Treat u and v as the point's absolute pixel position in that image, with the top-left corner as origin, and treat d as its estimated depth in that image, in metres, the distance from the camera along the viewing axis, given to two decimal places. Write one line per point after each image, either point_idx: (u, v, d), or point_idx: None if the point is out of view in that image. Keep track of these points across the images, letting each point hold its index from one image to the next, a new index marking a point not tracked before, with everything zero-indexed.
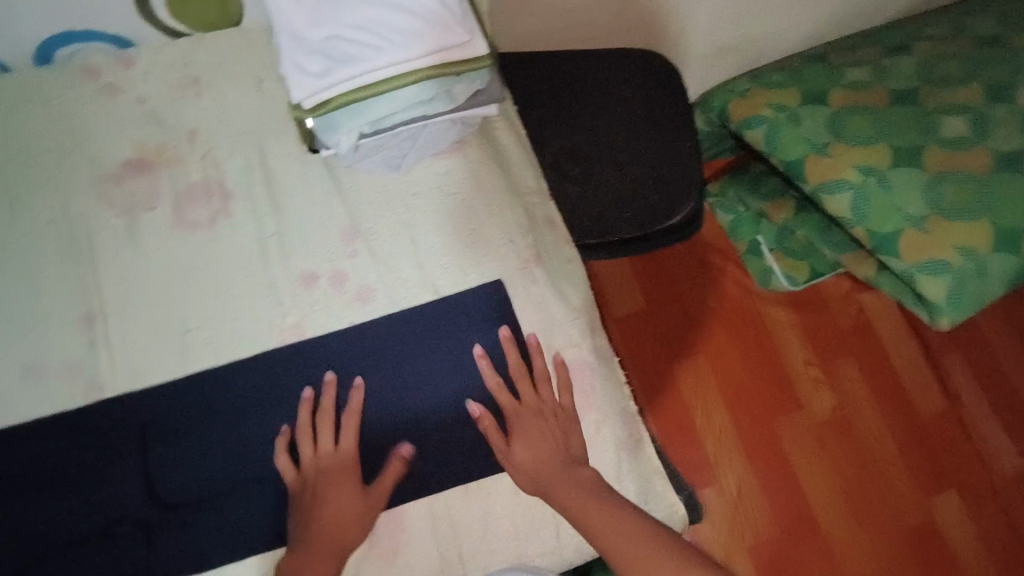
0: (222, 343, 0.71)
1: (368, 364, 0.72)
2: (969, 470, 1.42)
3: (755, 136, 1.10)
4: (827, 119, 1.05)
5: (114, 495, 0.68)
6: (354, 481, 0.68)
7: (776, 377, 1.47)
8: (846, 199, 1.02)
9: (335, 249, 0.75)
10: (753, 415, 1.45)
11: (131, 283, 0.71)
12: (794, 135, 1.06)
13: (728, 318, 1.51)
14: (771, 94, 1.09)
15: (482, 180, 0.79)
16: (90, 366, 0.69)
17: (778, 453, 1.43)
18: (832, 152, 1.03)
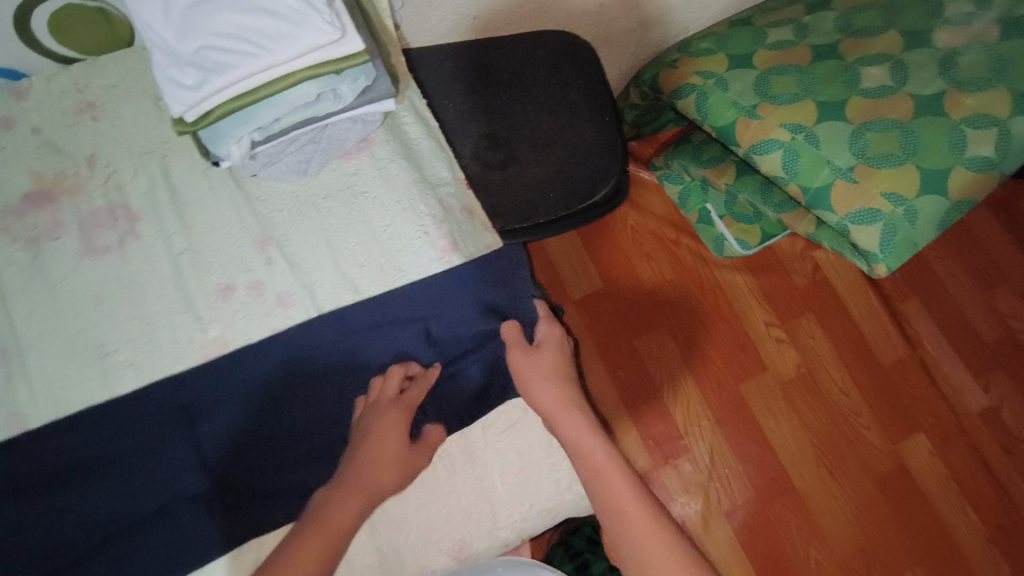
0: (144, 363, 0.70)
1: (296, 370, 0.72)
2: (936, 413, 1.45)
3: (687, 104, 1.11)
4: (752, 81, 1.05)
5: (15, 539, 0.64)
6: (401, 427, 0.69)
7: (738, 343, 1.49)
8: (778, 158, 1.04)
9: (249, 259, 0.75)
10: (719, 382, 1.46)
11: (43, 315, 0.70)
12: (723, 101, 1.06)
13: (686, 288, 1.52)
14: (697, 61, 1.09)
15: (393, 177, 0.79)
16: (9, 399, 0.67)
17: (746, 416, 1.44)
18: (761, 114, 1.04)
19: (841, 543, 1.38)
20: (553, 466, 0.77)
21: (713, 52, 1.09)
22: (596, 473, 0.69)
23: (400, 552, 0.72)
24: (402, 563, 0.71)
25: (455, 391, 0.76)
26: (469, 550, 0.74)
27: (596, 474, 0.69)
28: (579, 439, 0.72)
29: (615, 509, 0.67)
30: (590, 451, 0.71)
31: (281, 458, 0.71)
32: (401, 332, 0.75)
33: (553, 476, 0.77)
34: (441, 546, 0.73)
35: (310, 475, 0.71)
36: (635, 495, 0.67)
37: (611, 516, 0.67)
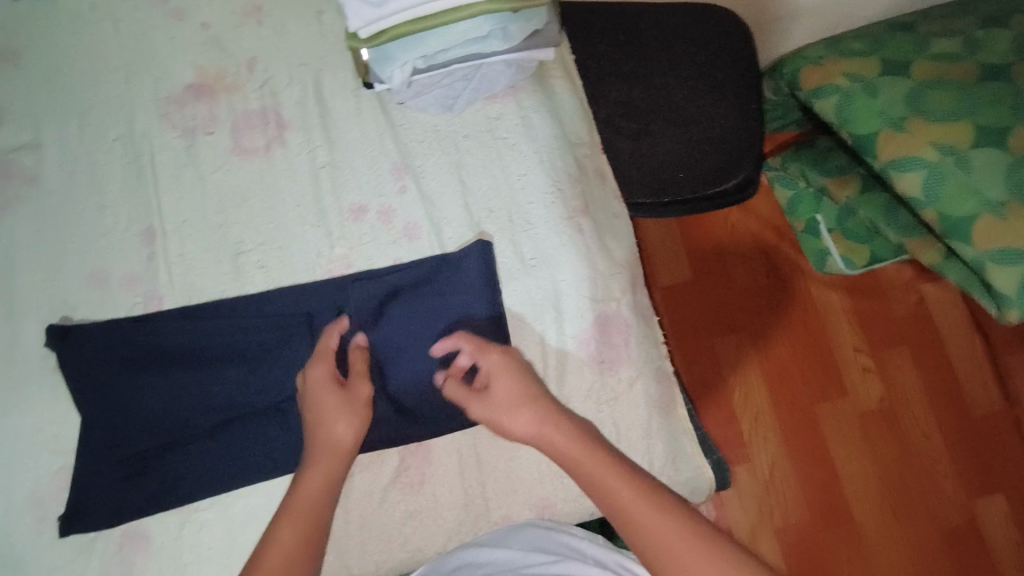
0: (273, 267, 0.72)
1: (398, 304, 0.71)
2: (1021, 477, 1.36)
3: (825, 106, 1.03)
4: (906, 91, 0.97)
5: (128, 411, 0.66)
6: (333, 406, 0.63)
7: (821, 362, 1.42)
8: (917, 178, 0.94)
9: (384, 184, 0.75)
10: (793, 398, 1.40)
11: (190, 204, 0.72)
12: (867, 109, 0.99)
13: (778, 297, 1.45)
14: (848, 62, 1.02)
15: (535, 127, 0.78)
16: (150, 277, 0.70)
17: (816, 438, 1.39)
18: (908, 129, 0.95)
19: None
20: (648, 449, 0.71)
21: (867, 55, 1.03)
22: (622, 510, 0.57)
23: (487, 493, 0.69)
24: (486, 510, 0.69)
25: (563, 353, 0.72)
26: (553, 511, 0.70)
27: (623, 516, 0.57)
28: (596, 474, 0.59)
29: (658, 555, 0.54)
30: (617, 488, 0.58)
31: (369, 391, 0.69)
32: (519, 282, 0.74)
33: (647, 457, 0.71)
34: (526, 498, 0.69)
35: (395, 414, 0.68)
36: (679, 528, 0.55)
37: (658, 560, 0.54)
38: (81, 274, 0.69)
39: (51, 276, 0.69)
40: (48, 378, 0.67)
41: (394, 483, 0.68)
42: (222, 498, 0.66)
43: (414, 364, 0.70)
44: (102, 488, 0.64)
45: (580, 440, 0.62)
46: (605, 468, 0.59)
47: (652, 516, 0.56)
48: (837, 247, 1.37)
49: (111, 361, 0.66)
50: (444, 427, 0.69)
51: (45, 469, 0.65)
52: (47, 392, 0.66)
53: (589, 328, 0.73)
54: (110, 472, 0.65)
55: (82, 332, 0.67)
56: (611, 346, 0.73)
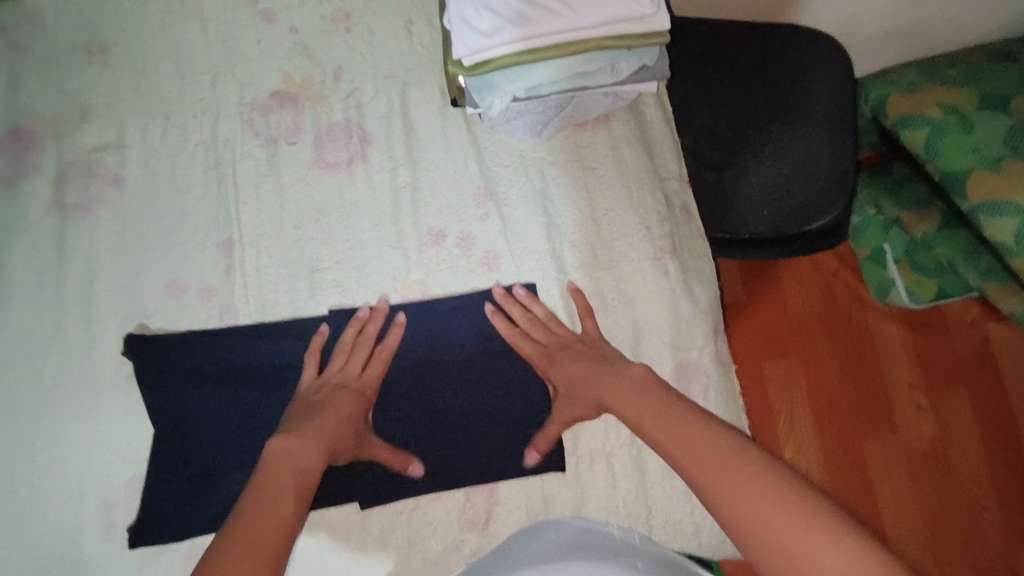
0: (349, 288, 0.70)
1: (457, 348, 0.69)
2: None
3: (915, 138, 0.96)
4: (1002, 130, 0.92)
5: (197, 426, 0.65)
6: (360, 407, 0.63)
7: (873, 392, 1.32)
8: (1011, 223, 0.87)
9: (466, 209, 0.72)
10: (840, 427, 1.30)
11: (269, 217, 0.71)
12: (960, 144, 0.92)
13: (832, 322, 1.35)
14: (941, 92, 0.96)
15: (625, 159, 0.75)
16: (226, 289, 0.69)
17: (863, 473, 1.28)
18: (1005, 170, 0.89)
19: None
20: None
21: (963, 86, 0.97)
22: (683, 446, 0.51)
23: None
24: None
25: None
26: None
27: (675, 447, 0.52)
28: (645, 418, 0.56)
29: (713, 490, 0.47)
30: (682, 437, 0.51)
31: (431, 430, 0.67)
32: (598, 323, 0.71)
33: None
34: None
35: (460, 456, 0.67)
36: (739, 464, 0.47)
37: (715, 501, 0.47)
38: (160, 282, 0.69)
39: (129, 282, 0.68)
40: (122, 386, 0.66)
41: (458, 521, 0.67)
42: None
43: (482, 407, 0.68)
44: (169, 503, 0.64)
45: (659, 397, 0.57)
46: (677, 416, 0.54)
47: (707, 454, 0.49)
48: (903, 279, 1.25)
49: (185, 374, 0.66)
50: (513, 471, 0.67)
51: (116, 478, 0.64)
52: (120, 402, 0.66)
53: (668, 376, 0.70)
54: (175, 486, 0.64)
55: (159, 342, 0.66)
56: (689, 398, 0.70)
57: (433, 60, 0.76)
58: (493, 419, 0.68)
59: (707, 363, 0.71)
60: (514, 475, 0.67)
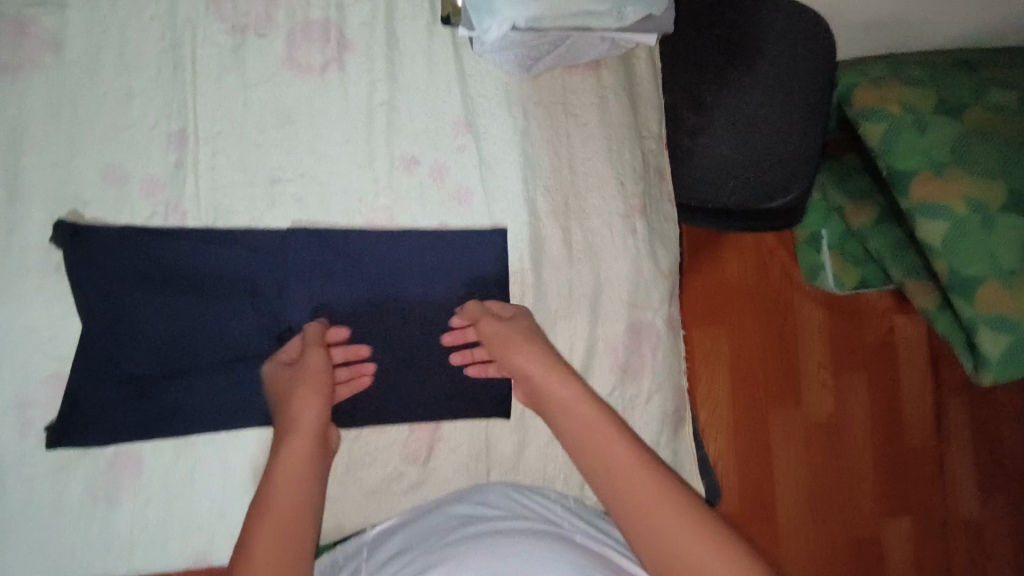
0: (311, 203, 0.66)
1: (419, 285, 0.68)
2: (933, 510, 1.30)
3: (870, 132, 0.91)
4: (953, 136, 0.88)
5: (131, 329, 0.61)
6: (320, 395, 0.58)
7: (786, 366, 1.28)
8: (941, 227, 0.84)
9: (444, 137, 0.69)
10: (751, 397, 1.27)
11: (229, 114, 0.65)
12: (912, 144, 0.88)
13: (761, 295, 1.29)
14: (905, 90, 0.90)
15: (610, 111, 0.73)
16: (175, 185, 0.64)
17: (762, 444, 1.27)
18: (947, 176, 0.85)
19: None
20: None
21: (926, 86, 0.91)
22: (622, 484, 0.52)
23: (490, 475, 0.68)
24: None
25: (589, 355, 0.70)
26: None
27: (581, 448, 0.56)
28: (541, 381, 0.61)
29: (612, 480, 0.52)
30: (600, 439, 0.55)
31: (379, 362, 0.66)
32: (562, 272, 0.70)
33: None
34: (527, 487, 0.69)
35: (410, 389, 0.67)
36: (652, 482, 0.51)
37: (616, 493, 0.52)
38: (97, 166, 0.62)
39: (62, 162, 0.62)
40: (47, 275, 0.61)
41: (398, 450, 0.67)
42: (219, 437, 0.63)
43: (436, 344, 0.68)
44: (93, 405, 0.60)
45: (567, 376, 0.60)
46: (594, 419, 0.57)
47: (620, 449, 0.54)
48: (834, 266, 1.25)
49: (122, 274, 0.61)
50: (458, 410, 0.68)
51: (34, 373, 0.60)
52: (43, 292, 0.60)
53: (622, 334, 0.71)
54: (101, 389, 0.60)
55: (94, 234, 0.61)
56: (638, 357, 0.72)
57: None
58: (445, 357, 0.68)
59: (660, 326, 0.72)
60: (458, 415, 0.68)
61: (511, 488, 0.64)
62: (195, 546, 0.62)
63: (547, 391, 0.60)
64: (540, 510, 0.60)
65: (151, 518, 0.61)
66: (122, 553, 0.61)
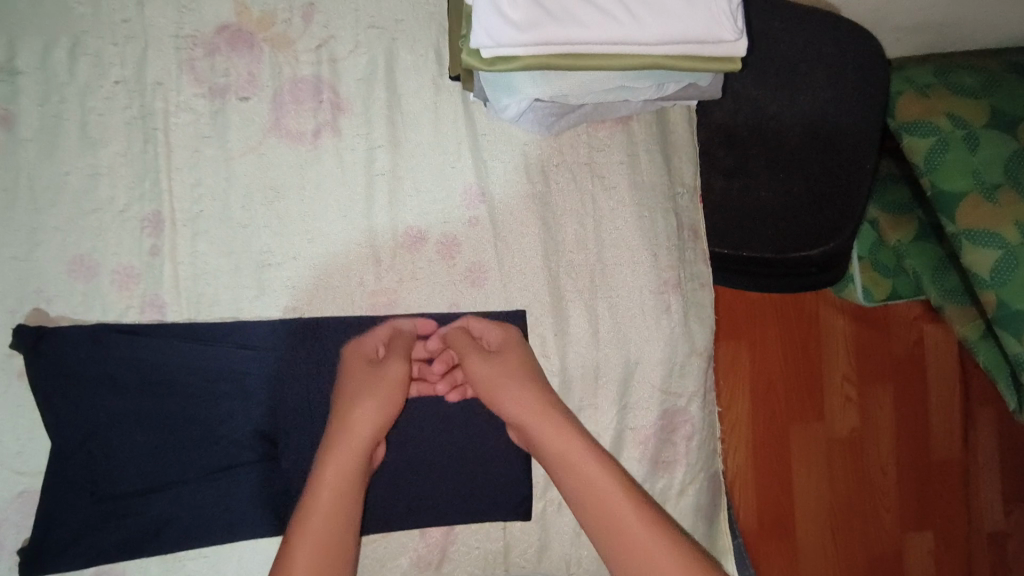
0: (306, 291, 0.59)
1: (428, 377, 0.61)
2: (966, 543, 1.16)
3: (915, 148, 0.81)
4: (1006, 156, 0.78)
5: (106, 439, 0.54)
6: (394, 399, 0.53)
7: (807, 377, 1.13)
8: (990, 256, 0.75)
9: (453, 208, 0.61)
10: (770, 412, 1.11)
11: (210, 192, 0.57)
12: (961, 163, 0.78)
13: (784, 305, 1.13)
14: (956, 101, 0.81)
15: (641, 169, 0.65)
16: (151, 276, 0.56)
17: (782, 466, 1.12)
18: (1000, 200, 0.76)
19: None
20: None
21: (977, 97, 0.81)
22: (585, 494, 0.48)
23: None
24: None
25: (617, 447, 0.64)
26: None
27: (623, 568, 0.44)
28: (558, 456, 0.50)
29: (584, 497, 0.48)
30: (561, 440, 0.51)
31: (389, 462, 0.60)
32: (588, 357, 0.63)
33: None
34: None
35: (416, 492, 0.61)
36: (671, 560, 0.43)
37: (589, 513, 0.47)
38: (62, 258, 0.55)
39: (21, 255, 0.54)
40: (12, 384, 0.54)
41: (408, 559, 0.61)
42: (208, 552, 0.57)
43: (447, 441, 0.61)
44: (68, 529, 0.54)
45: (607, 465, 0.49)
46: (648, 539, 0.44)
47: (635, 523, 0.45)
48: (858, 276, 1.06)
49: (94, 381, 0.54)
50: (474, 514, 0.61)
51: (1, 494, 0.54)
52: (8, 405, 0.54)
53: (653, 423, 0.64)
54: (76, 509, 0.54)
55: (61, 339, 0.54)
56: (670, 446, 0.65)
57: (430, 12, 0.62)
58: (458, 453, 0.62)
59: (694, 412, 0.66)
60: (473, 519, 0.61)
61: None
62: None
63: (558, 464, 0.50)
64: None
65: None
66: None
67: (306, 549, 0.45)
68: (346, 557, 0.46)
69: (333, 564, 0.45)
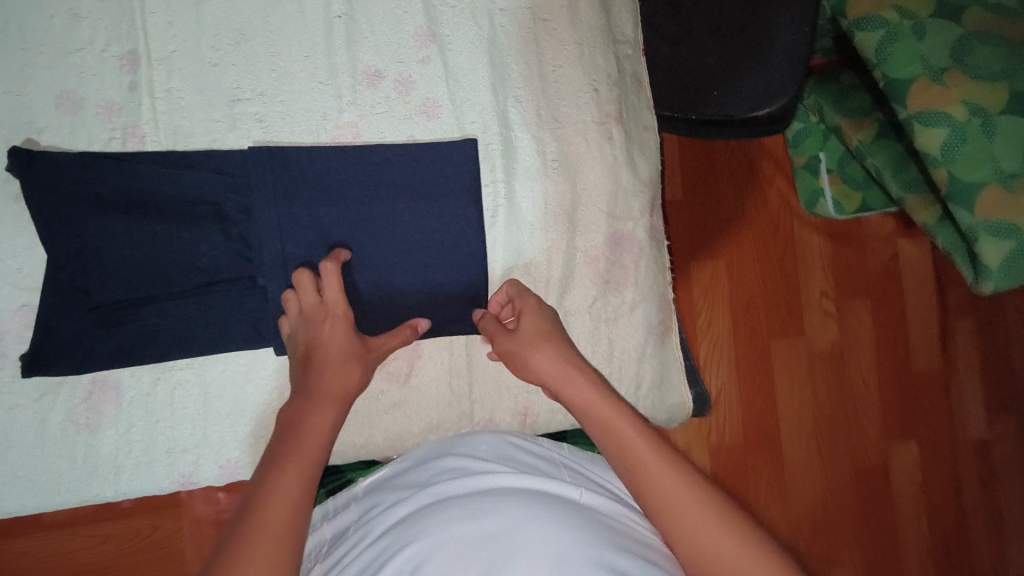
0: (273, 123, 0.64)
1: (386, 201, 0.66)
2: (952, 451, 1.16)
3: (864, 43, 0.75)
4: (951, 40, 0.72)
5: (98, 256, 0.60)
6: (348, 351, 0.59)
7: (787, 293, 1.12)
8: (939, 136, 0.70)
9: (407, 49, 0.67)
10: (752, 328, 1.11)
11: (181, 34, 0.63)
12: (909, 52, 0.72)
13: (759, 225, 1.11)
14: None
15: (581, 14, 0.70)
16: (131, 109, 0.62)
17: (765, 381, 1.11)
18: (947, 83, 0.71)
19: (801, 511, 1.11)
20: (638, 373, 0.71)
21: None
22: (611, 432, 0.53)
23: (473, 393, 0.68)
24: (470, 411, 0.68)
25: (568, 269, 0.69)
26: (535, 419, 0.70)
27: (624, 459, 0.52)
28: (585, 395, 0.56)
29: (591, 412, 0.55)
30: (600, 408, 0.55)
31: (357, 282, 0.65)
32: (537, 183, 0.69)
33: (636, 381, 0.71)
34: (510, 403, 0.69)
35: (381, 310, 0.65)
36: (650, 450, 0.51)
37: (589, 417, 0.55)
38: (50, 93, 0.61)
39: (13, 90, 0.60)
40: (11, 207, 0.60)
41: (380, 371, 0.66)
42: (194, 362, 0.63)
43: (410, 262, 0.66)
44: (67, 336, 0.60)
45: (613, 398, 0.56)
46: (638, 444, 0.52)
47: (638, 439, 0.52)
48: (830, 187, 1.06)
49: (83, 200, 0.60)
50: (438, 329, 0.67)
51: (7, 305, 0.60)
52: (9, 225, 0.60)
53: (601, 245, 0.70)
54: (73, 318, 0.60)
55: (52, 161, 0.60)
56: (619, 268, 0.70)
57: None
58: (420, 274, 0.67)
59: (640, 237, 0.71)
60: (436, 333, 0.67)
61: (498, 436, 0.61)
62: (182, 470, 0.64)
63: (570, 389, 0.57)
64: (539, 464, 0.58)
65: (135, 443, 0.63)
66: (108, 478, 0.62)
67: (290, 470, 0.51)
68: (311, 471, 0.52)
69: (303, 478, 0.51)
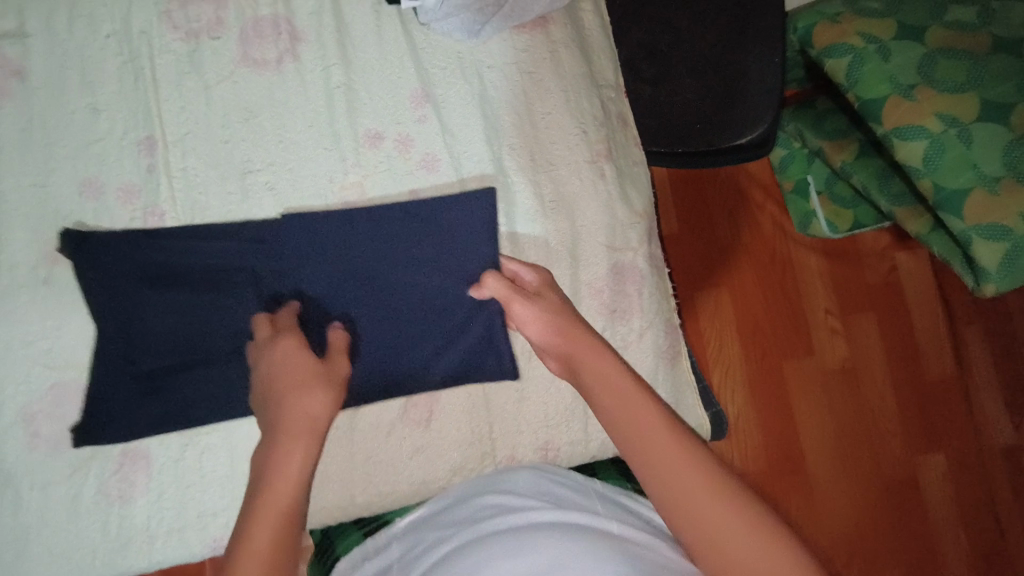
0: (283, 191, 0.68)
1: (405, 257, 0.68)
2: (980, 459, 1.15)
3: (835, 70, 0.80)
4: (917, 59, 0.76)
5: (133, 328, 0.63)
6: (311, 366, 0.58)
7: (793, 314, 1.14)
8: (920, 147, 0.73)
9: (403, 111, 0.71)
10: (762, 352, 1.12)
11: (194, 116, 0.67)
12: (877, 74, 0.76)
13: (758, 251, 1.14)
14: (864, 20, 0.79)
15: (563, 64, 0.74)
16: (150, 189, 0.66)
17: (782, 404, 1.11)
18: (919, 98, 0.74)
19: (833, 532, 1.10)
20: None
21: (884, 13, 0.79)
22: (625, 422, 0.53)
23: (493, 432, 0.69)
24: (492, 450, 0.69)
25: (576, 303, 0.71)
26: (556, 453, 0.71)
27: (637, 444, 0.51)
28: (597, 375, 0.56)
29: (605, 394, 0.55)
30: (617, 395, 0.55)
31: (376, 334, 0.67)
32: (537, 225, 0.72)
33: None
34: (531, 439, 0.70)
35: (399, 358, 0.68)
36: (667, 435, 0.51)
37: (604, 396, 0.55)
38: (74, 180, 0.65)
39: (40, 181, 0.64)
40: (40, 290, 0.63)
41: (402, 418, 0.68)
42: (222, 426, 0.65)
43: (424, 312, 0.68)
44: (98, 409, 0.62)
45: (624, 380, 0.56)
46: (653, 432, 0.51)
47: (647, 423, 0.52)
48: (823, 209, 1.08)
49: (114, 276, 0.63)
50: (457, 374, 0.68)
51: (38, 386, 0.62)
52: (38, 307, 0.63)
53: (605, 277, 0.72)
54: (106, 390, 0.63)
55: (98, 240, 0.63)
56: (624, 297, 0.72)
57: None
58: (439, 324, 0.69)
59: (641, 266, 0.73)
60: (454, 379, 0.68)
61: (535, 471, 0.63)
62: (214, 534, 0.64)
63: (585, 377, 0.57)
64: (572, 497, 0.58)
65: (167, 510, 0.64)
66: (142, 548, 0.63)
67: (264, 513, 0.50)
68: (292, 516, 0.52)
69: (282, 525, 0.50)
